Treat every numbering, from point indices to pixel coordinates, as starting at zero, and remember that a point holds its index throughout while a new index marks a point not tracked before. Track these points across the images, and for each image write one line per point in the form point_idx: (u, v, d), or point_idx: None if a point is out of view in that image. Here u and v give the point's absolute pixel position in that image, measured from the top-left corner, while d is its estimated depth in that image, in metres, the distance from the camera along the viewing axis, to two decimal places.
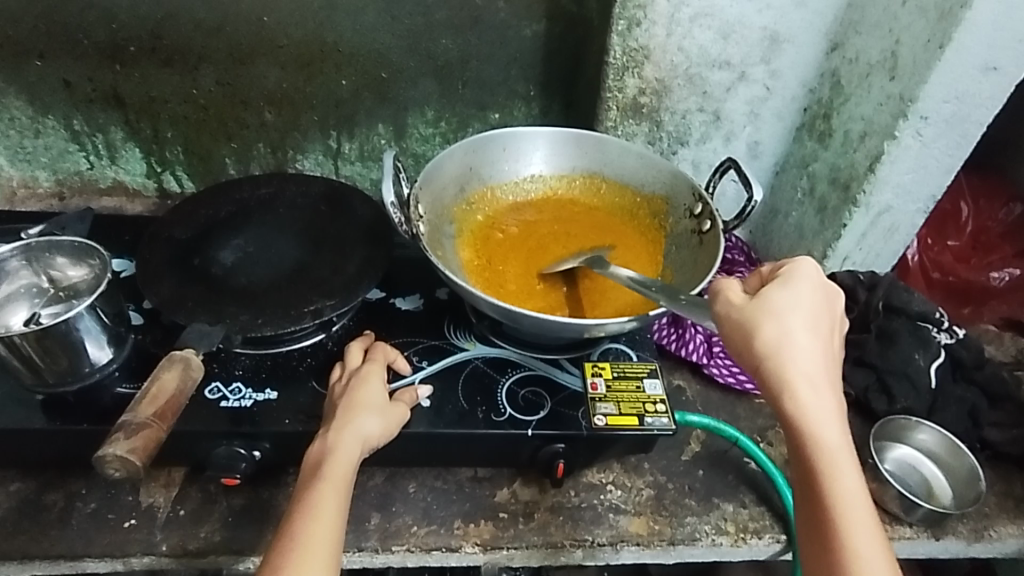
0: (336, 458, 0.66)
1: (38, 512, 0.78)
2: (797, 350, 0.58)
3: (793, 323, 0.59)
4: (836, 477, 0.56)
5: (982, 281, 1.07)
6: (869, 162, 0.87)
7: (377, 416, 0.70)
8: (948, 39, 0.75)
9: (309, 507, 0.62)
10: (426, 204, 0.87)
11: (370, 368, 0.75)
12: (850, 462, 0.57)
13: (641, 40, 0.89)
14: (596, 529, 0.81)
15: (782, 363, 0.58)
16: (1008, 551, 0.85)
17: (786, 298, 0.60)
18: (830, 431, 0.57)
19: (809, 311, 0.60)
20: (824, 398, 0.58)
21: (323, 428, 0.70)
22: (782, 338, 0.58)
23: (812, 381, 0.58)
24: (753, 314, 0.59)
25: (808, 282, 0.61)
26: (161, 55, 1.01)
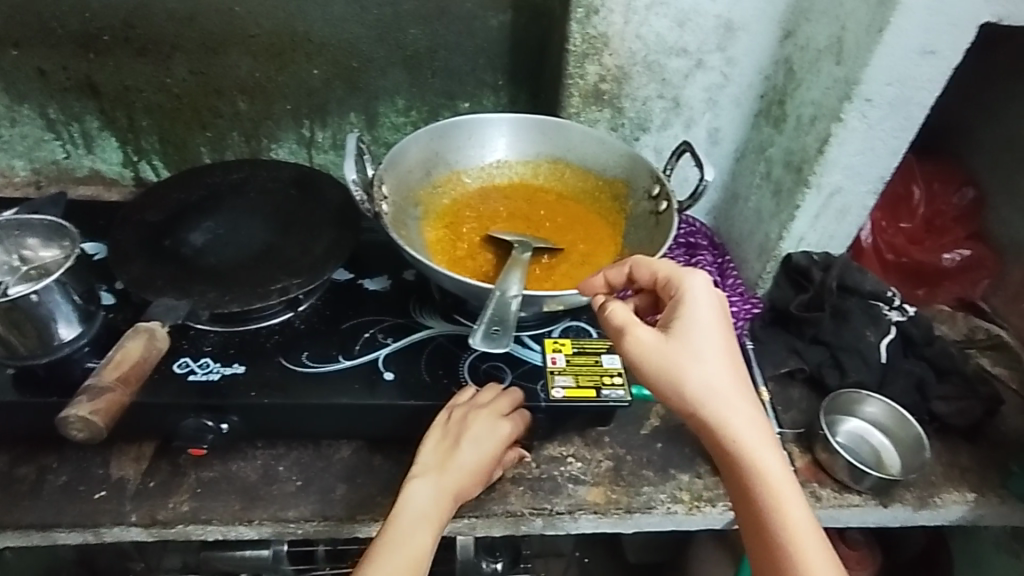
0: (439, 510, 0.73)
1: (11, 484, 0.80)
2: (711, 377, 0.65)
3: (706, 353, 0.66)
4: (774, 490, 0.63)
5: (935, 263, 1.13)
6: (819, 144, 0.91)
7: (475, 477, 0.78)
8: (886, 23, 0.79)
9: (405, 544, 0.69)
10: (391, 186, 0.90)
11: (490, 425, 0.78)
12: (779, 471, 0.64)
13: (600, 27, 0.93)
14: (555, 498, 0.84)
15: (703, 395, 0.65)
16: (953, 518, 0.88)
17: (694, 328, 0.67)
18: (757, 446, 0.64)
19: (716, 334, 0.67)
20: (745, 418, 0.65)
21: (425, 469, 0.76)
22: (697, 371, 0.65)
23: (730, 404, 0.65)
24: (669, 351, 0.65)
25: (704, 308, 0.68)
26: (135, 44, 1.03)
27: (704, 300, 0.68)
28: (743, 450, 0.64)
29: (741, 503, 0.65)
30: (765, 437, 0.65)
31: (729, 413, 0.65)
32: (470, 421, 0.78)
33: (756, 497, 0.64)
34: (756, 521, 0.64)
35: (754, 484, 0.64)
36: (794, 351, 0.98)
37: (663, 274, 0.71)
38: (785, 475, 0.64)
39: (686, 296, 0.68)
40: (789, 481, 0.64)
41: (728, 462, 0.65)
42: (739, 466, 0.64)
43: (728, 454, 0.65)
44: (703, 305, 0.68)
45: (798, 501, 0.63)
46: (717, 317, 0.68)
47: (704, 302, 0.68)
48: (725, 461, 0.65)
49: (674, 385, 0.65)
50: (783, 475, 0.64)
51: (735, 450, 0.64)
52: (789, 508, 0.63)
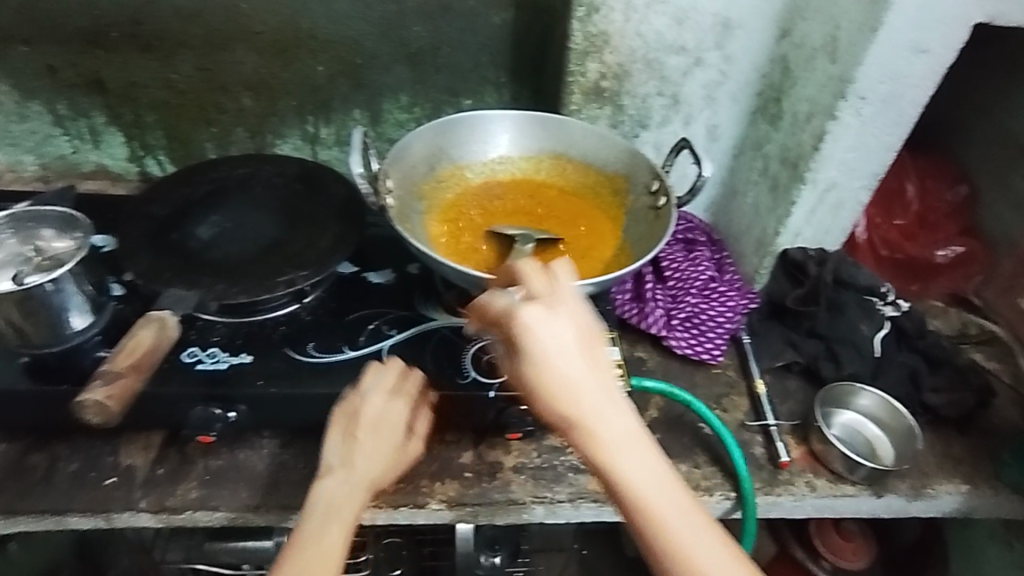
0: (351, 503, 0.69)
1: (22, 472, 0.82)
2: (590, 401, 0.57)
3: (580, 373, 0.58)
4: (672, 526, 0.56)
5: (929, 258, 1.15)
6: (814, 141, 0.93)
7: (391, 461, 0.74)
8: (879, 22, 0.81)
9: (317, 546, 0.65)
10: (395, 180, 0.91)
11: (393, 405, 0.76)
12: (671, 501, 0.57)
13: (600, 25, 0.94)
14: (556, 486, 0.86)
15: (580, 423, 0.57)
16: (945, 507, 0.90)
17: (564, 345, 0.58)
18: (628, 457, 0.57)
19: (582, 351, 0.58)
20: (627, 447, 0.58)
21: (333, 462, 0.72)
22: (574, 393, 0.57)
23: (609, 433, 0.57)
24: (538, 376, 0.57)
25: (577, 321, 0.59)
26: (142, 41, 1.04)
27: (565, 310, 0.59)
28: (629, 484, 0.57)
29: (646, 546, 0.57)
30: (651, 464, 0.58)
31: (611, 443, 0.57)
32: (375, 406, 0.75)
33: (655, 538, 0.56)
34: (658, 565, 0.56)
35: (648, 522, 0.57)
36: (791, 343, 1.01)
37: (547, 276, 0.63)
38: (680, 503, 0.57)
39: (554, 305, 0.59)
40: (690, 509, 0.57)
41: (615, 498, 0.58)
42: (628, 503, 0.57)
43: (616, 488, 0.57)
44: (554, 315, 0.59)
45: (703, 533, 0.56)
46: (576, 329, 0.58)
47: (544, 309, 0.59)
48: (611, 496, 0.58)
49: (553, 413, 0.57)
50: (682, 504, 0.57)
51: (618, 484, 0.57)
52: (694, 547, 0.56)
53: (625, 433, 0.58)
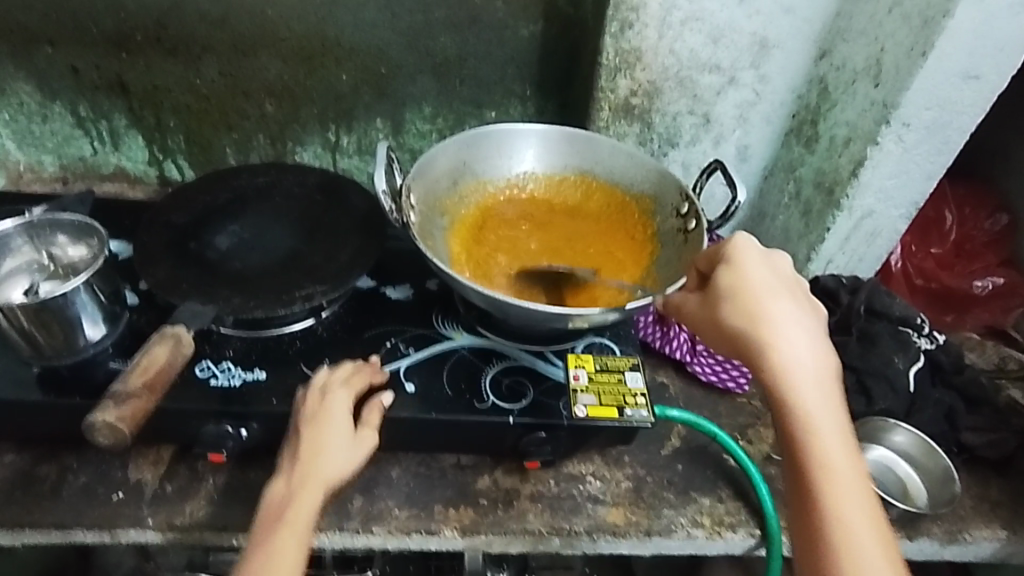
0: (298, 506, 0.67)
1: (30, 483, 0.80)
2: (788, 339, 0.65)
3: (790, 320, 0.66)
4: (839, 491, 0.59)
5: (966, 288, 1.12)
6: (852, 167, 0.90)
7: (340, 454, 0.71)
8: (930, 46, 0.78)
9: (264, 557, 0.63)
10: (418, 195, 0.89)
11: (330, 398, 0.74)
12: (847, 469, 0.60)
13: (634, 42, 0.91)
14: (574, 518, 0.83)
15: (775, 355, 0.64)
16: (981, 553, 0.86)
17: (767, 287, 0.68)
18: (812, 405, 0.63)
19: (791, 300, 0.67)
20: (823, 399, 0.63)
21: (284, 464, 0.71)
22: (768, 317, 0.66)
23: (809, 378, 0.64)
24: (722, 296, 0.68)
25: (784, 278, 0.69)
26: (166, 45, 1.03)
27: (775, 278, 0.69)
28: (814, 432, 0.62)
29: (797, 494, 0.61)
30: (837, 420, 0.63)
31: (806, 386, 0.63)
32: (313, 403, 0.74)
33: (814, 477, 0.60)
34: (806, 518, 0.59)
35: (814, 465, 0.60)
36: None
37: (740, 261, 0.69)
38: (854, 475, 0.60)
39: (770, 266, 0.70)
40: (862, 490, 0.60)
41: (789, 438, 0.63)
42: (804, 449, 0.61)
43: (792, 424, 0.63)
44: (756, 263, 0.69)
45: (864, 513, 0.59)
46: (784, 286, 0.68)
47: (756, 258, 0.69)
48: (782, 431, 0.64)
49: (744, 331, 0.65)
50: (853, 477, 0.60)
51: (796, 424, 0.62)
52: (860, 521, 0.58)
53: (819, 382, 0.64)
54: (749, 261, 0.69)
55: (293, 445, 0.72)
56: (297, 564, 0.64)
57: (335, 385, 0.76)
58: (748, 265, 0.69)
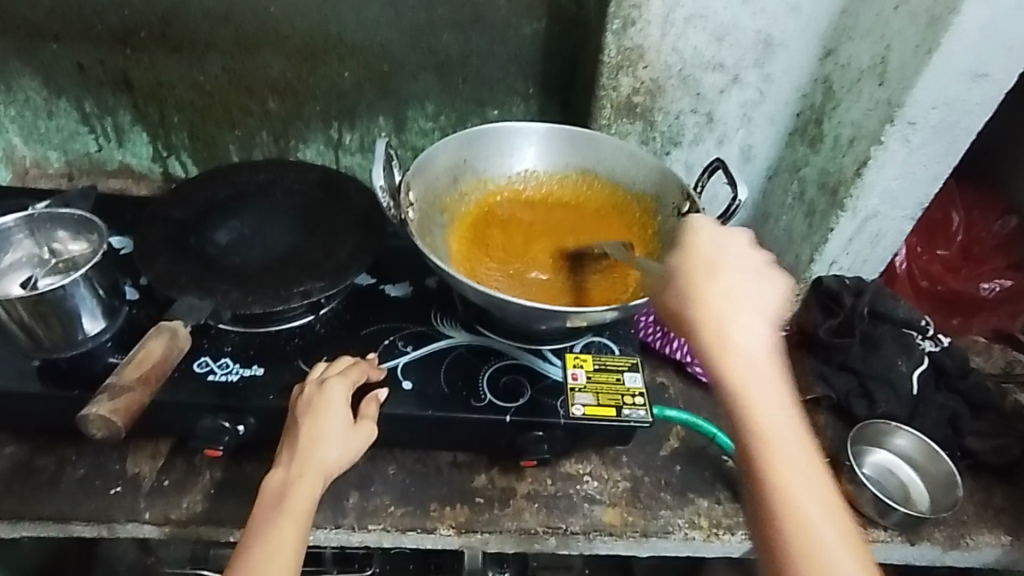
0: (297, 493, 0.67)
1: (30, 475, 0.80)
2: (730, 321, 0.58)
3: (738, 303, 0.59)
4: (791, 481, 0.54)
5: (971, 291, 1.10)
6: (856, 167, 0.89)
7: (339, 445, 0.71)
8: (937, 44, 0.77)
9: (265, 542, 0.63)
10: (418, 191, 0.89)
11: (328, 388, 0.75)
12: (801, 469, 0.55)
13: (636, 39, 0.91)
14: (570, 518, 0.82)
15: (723, 341, 0.57)
16: (983, 560, 0.85)
17: (718, 265, 0.62)
18: (764, 398, 0.56)
19: (737, 277, 0.61)
20: (773, 381, 0.57)
21: (281, 454, 0.71)
22: (706, 298, 0.59)
23: (757, 359, 0.57)
24: (673, 277, 0.62)
25: (734, 255, 0.63)
26: (171, 41, 1.04)
27: (722, 257, 0.62)
28: (762, 428, 0.56)
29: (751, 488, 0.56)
30: (787, 410, 0.56)
31: (755, 378, 0.57)
32: (311, 393, 0.75)
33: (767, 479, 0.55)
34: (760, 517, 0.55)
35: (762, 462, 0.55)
36: (821, 376, 0.95)
37: (694, 240, 0.64)
38: (806, 463, 0.55)
39: (714, 240, 0.64)
40: (814, 476, 0.55)
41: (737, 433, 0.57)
42: (755, 448, 0.56)
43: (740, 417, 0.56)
44: (710, 241, 0.64)
45: (824, 507, 0.54)
46: (736, 259, 0.62)
47: (711, 237, 0.64)
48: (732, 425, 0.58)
49: (688, 315, 0.59)
50: (807, 466, 0.55)
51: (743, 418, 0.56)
52: (817, 518, 0.53)
53: (765, 366, 0.57)
54: (706, 244, 0.63)
55: (290, 435, 0.72)
56: (298, 548, 0.64)
57: (332, 376, 0.77)
58: (697, 240, 0.64)
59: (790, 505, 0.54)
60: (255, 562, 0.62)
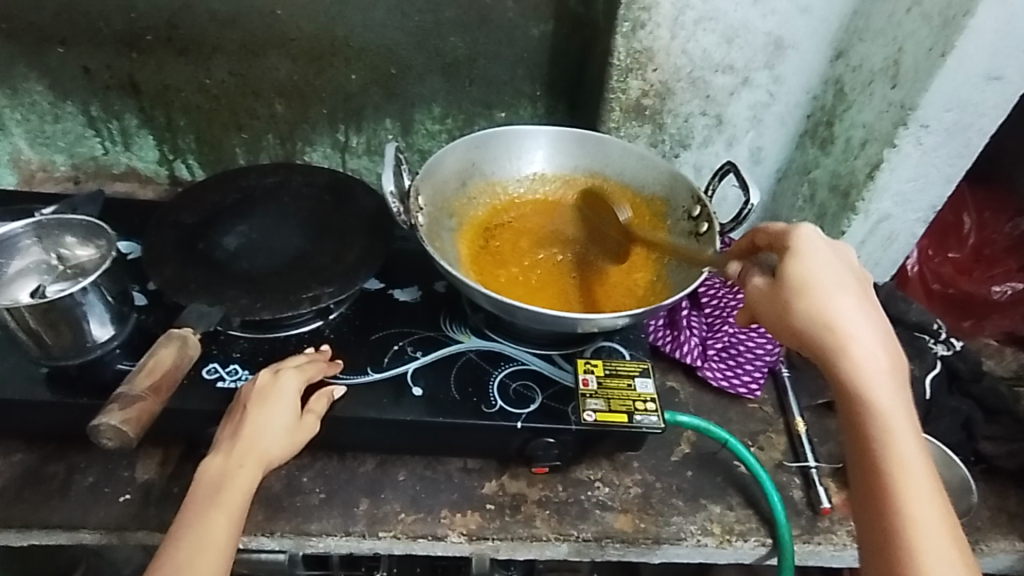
0: (231, 485, 0.66)
1: (39, 482, 0.80)
2: (864, 339, 0.60)
3: (868, 317, 0.62)
4: (911, 493, 0.55)
5: (983, 294, 1.09)
6: (869, 169, 0.88)
7: (280, 435, 0.70)
8: (950, 47, 0.76)
9: (195, 535, 0.62)
10: (427, 196, 0.88)
11: (280, 380, 0.74)
12: (921, 479, 0.56)
13: (645, 42, 0.90)
14: (582, 524, 0.82)
15: (850, 352, 0.60)
16: (997, 565, 0.84)
17: (842, 277, 0.63)
18: (883, 406, 0.58)
19: (858, 293, 0.63)
20: (891, 390, 0.59)
21: (223, 440, 0.70)
22: (832, 315, 0.61)
23: (879, 371, 0.59)
24: (787, 290, 0.62)
25: (856, 268, 0.65)
26: (177, 44, 1.03)
27: (836, 269, 0.63)
28: (881, 436, 0.57)
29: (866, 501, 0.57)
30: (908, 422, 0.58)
31: (873, 387, 0.59)
32: (263, 382, 0.74)
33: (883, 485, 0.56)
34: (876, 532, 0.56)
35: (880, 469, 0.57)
36: None
37: (801, 250, 0.64)
38: (927, 478, 0.56)
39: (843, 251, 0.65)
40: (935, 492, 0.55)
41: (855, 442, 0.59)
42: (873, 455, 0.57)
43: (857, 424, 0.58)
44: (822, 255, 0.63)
45: (937, 514, 0.55)
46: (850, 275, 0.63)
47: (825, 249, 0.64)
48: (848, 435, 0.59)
49: (819, 325, 0.61)
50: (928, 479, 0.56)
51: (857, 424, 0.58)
52: (939, 531, 0.54)
53: (890, 380, 0.59)
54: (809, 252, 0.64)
55: (233, 422, 0.71)
56: (231, 541, 0.64)
57: (284, 368, 0.76)
58: (815, 251, 0.64)
59: (907, 512, 0.55)
60: (183, 555, 0.61)
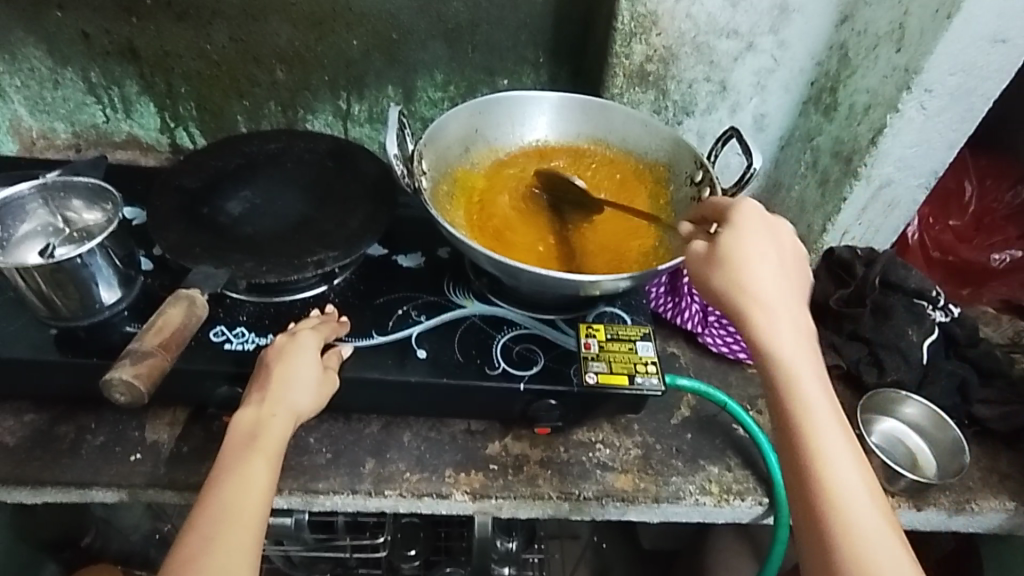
0: (269, 431, 0.66)
1: (50, 442, 0.82)
2: (773, 311, 0.63)
3: (771, 283, 0.65)
4: (823, 448, 0.58)
5: (982, 261, 1.10)
6: (872, 135, 0.88)
7: (308, 389, 0.71)
8: (956, 8, 0.76)
9: (237, 477, 0.62)
10: (430, 160, 0.88)
11: (301, 338, 0.75)
12: (832, 431, 0.59)
13: (650, 5, 0.90)
14: (583, 483, 0.84)
15: (761, 322, 0.63)
16: (988, 524, 0.86)
17: (746, 241, 0.66)
18: (804, 373, 0.61)
19: (770, 261, 0.65)
20: (803, 354, 0.62)
21: (250, 394, 0.70)
22: (752, 289, 0.64)
23: (790, 336, 0.62)
24: (715, 261, 0.65)
25: (771, 233, 0.67)
26: (176, 9, 1.02)
27: (753, 230, 0.67)
28: (796, 400, 0.60)
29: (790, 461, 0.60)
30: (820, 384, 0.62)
31: (797, 358, 0.62)
32: (283, 342, 0.75)
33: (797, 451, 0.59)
34: (801, 484, 0.58)
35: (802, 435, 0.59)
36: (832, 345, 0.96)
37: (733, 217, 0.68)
38: (844, 438, 0.59)
39: (740, 212, 0.68)
40: (849, 447, 0.59)
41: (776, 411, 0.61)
42: (794, 423, 0.60)
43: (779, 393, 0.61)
44: (757, 230, 0.67)
45: (852, 468, 0.58)
46: (778, 254, 0.66)
47: (759, 225, 0.67)
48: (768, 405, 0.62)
49: (745, 301, 0.63)
50: (839, 435, 0.59)
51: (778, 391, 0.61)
52: (847, 476, 0.58)
53: (798, 343, 0.62)
54: (735, 223, 0.67)
55: (259, 377, 0.71)
56: (273, 484, 0.63)
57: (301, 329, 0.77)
58: (743, 223, 0.67)
59: (823, 474, 0.57)
60: (229, 497, 0.61)
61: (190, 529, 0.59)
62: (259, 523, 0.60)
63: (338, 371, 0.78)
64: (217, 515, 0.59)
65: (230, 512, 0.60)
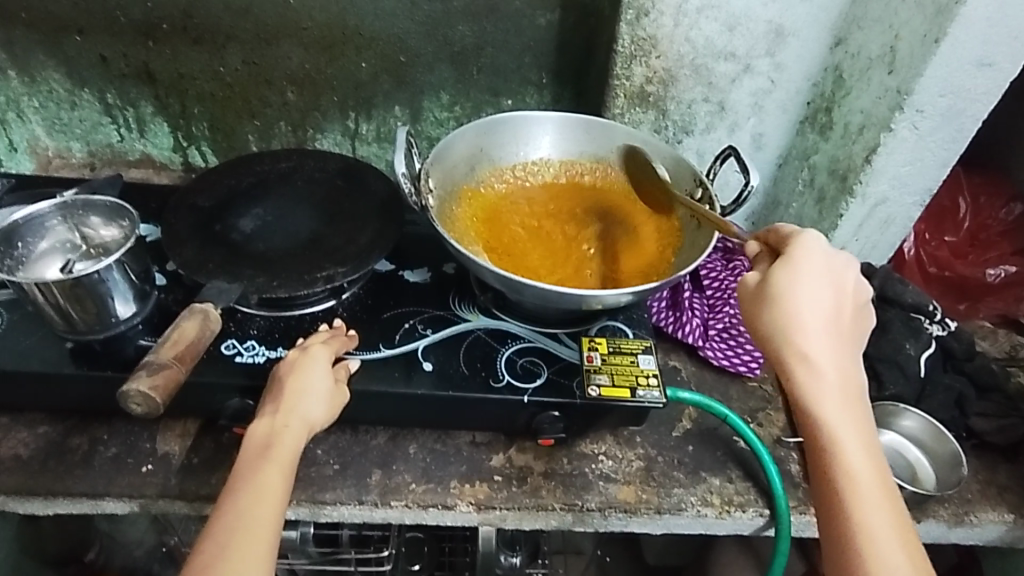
0: (283, 441, 0.68)
1: (64, 453, 0.84)
2: (819, 355, 0.63)
3: (821, 327, 0.64)
4: (858, 493, 0.58)
5: (978, 277, 1.12)
6: (866, 153, 0.91)
7: (320, 400, 0.73)
8: (943, 33, 0.78)
9: (252, 486, 0.64)
10: (437, 179, 0.91)
11: (315, 351, 0.77)
12: (868, 476, 0.59)
13: (649, 29, 0.93)
14: (585, 495, 0.85)
15: (805, 363, 0.62)
16: (987, 537, 0.87)
17: (805, 285, 0.64)
18: (844, 416, 0.61)
19: (825, 306, 0.64)
20: (842, 393, 0.62)
21: (264, 407, 0.72)
22: (797, 325, 0.63)
23: (832, 377, 0.62)
24: (765, 298, 0.64)
25: (830, 274, 0.66)
26: (192, 33, 1.06)
27: (819, 267, 0.65)
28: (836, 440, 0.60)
29: (820, 487, 0.61)
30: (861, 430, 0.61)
31: (836, 403, 0.61)
32: (296, 355, 0.77)
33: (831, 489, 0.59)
34: (829, 513, 0.59)
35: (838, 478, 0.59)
36: None
37: (794, 253, 0.66)
38: (873, 473, 0.60)
39: (800, 251, 0.66)
40: (880, 487, 0.59)
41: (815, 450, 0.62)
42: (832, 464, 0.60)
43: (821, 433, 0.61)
44: (815, 268, 0.65)
45: (887, 516, 0.58)
46: (835, 295, 0.65)
47: (818, 263, 0.66)
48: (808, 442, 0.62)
49: (786, 344, 0.63)
50: (871, 470, 0.60)
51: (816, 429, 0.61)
52: (881, 521, 0.57)
53: (842, 390, 0.62)
54: (796, 260, 0.65)
55: (274, 390, 0.73)
56: (286, 492, 0.65)
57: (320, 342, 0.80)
58: (800, 261, 0.65)
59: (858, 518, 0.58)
60: (243, 504, 0.62)
61: (206, 537, 0.60)
62: (273, 530, 0.62)
63: (348, 382, 0.80)
64: (234, 522, 0.61)
65: (244, 521, 0.61)
